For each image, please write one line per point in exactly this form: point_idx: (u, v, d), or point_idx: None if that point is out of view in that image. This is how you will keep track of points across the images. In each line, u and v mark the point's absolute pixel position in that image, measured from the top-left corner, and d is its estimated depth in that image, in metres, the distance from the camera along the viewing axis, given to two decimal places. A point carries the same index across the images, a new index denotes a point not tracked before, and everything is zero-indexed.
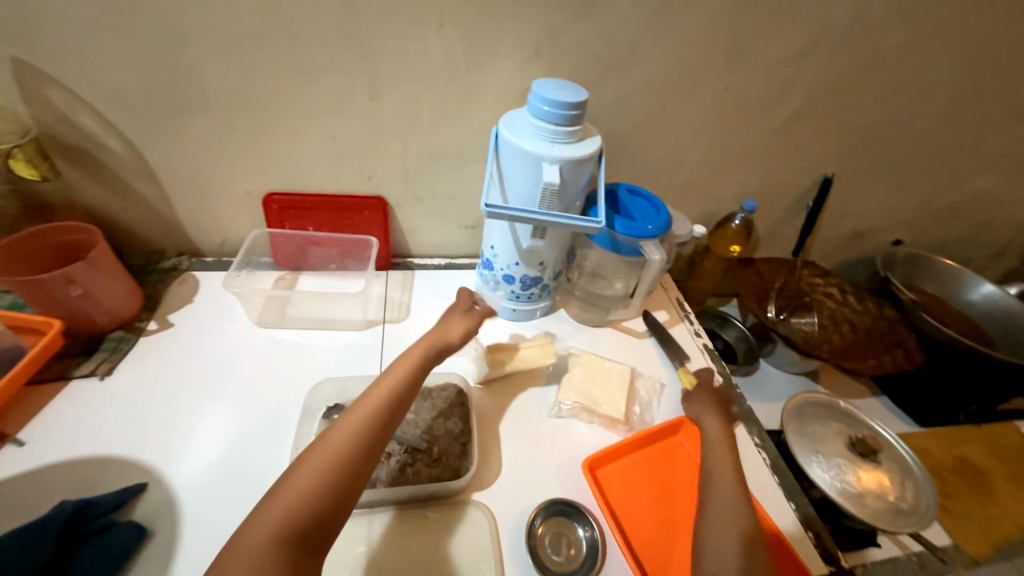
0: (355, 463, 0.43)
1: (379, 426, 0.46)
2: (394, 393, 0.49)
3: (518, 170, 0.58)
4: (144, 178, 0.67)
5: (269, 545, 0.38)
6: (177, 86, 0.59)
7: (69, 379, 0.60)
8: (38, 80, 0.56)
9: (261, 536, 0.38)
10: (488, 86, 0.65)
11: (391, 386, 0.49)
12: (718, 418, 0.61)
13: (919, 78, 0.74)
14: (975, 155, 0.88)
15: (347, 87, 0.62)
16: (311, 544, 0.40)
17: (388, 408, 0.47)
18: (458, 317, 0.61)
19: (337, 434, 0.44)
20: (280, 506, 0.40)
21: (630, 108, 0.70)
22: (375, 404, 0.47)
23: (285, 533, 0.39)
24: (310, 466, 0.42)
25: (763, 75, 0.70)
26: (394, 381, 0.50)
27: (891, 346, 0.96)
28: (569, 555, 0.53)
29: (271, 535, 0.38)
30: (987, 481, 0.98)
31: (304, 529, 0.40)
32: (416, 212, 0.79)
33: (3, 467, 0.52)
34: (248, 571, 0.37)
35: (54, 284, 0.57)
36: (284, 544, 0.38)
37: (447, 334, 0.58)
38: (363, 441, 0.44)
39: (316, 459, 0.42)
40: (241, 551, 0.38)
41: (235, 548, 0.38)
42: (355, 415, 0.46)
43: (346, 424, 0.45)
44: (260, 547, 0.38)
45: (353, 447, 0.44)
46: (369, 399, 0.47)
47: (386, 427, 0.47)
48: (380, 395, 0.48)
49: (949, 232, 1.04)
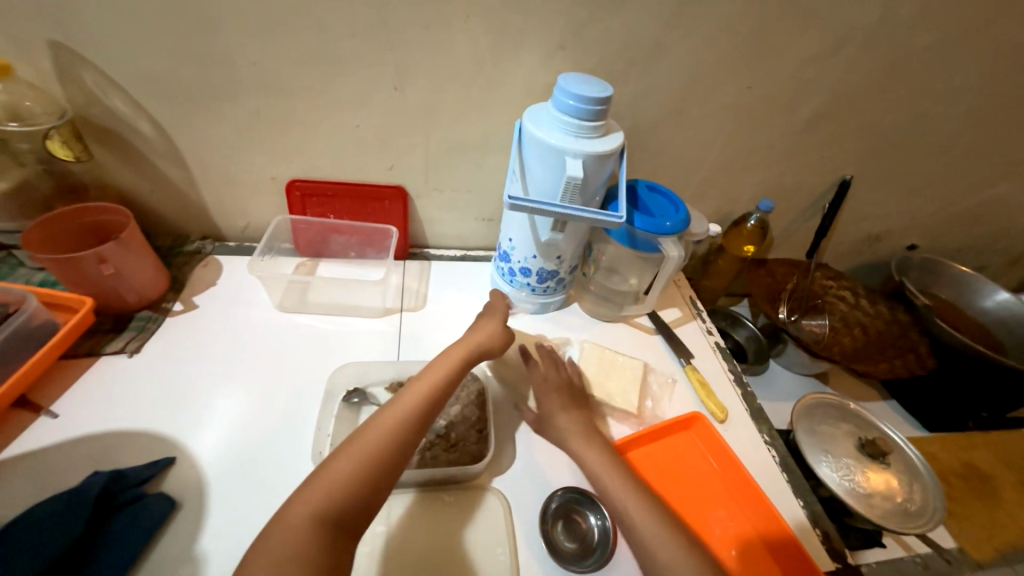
0: (391, 455, 0.46)
1: (414, 424, 0.49)
2: (429, 392, 0.51)
3: (541, 164, 0.59)
4: (173, 162, 0.69)
5: (310, 523, 0.40)
6: (207, 72, 0.61)
7: (98, 355, 0.62)
8: (74, 63, 0.58)
9: (302, 514, 0.40)
10: (512, 79, 0.65)
11: (426, 386, 0.52)
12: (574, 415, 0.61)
13: (944, 81, 0.74)
14: (997, 161, 0.87)
15: (373, 77, 0.63)
16: (347, 527, 0.42)
17: (423, 407, 0.50)
18: (493, 322, 0.64)
19: (374, 428, 0.47)
20: (321, 488, 0.42)
21: (651, 104, 0.71)
22: (411, 404, 0.50)
23: (325, 514, 0.41)
24: (348, 455, 0.45)
25: (785, 75, 0.70)
26: (430, 384, 0.52)
27: (902, 350, 0.97)
28: (581, 541, 0.54)
29: (312, 514, 0.40)
30: (995, 488, 0.98)
31: (342, 513, 0.42)
32: (434, 203, 0.80)
33: (39, 438, 0.54)
34: (291, 546, 0.39)
35: (87, 262, 0.59)
36: (324, 523, 0.41)
37: (490, 342, 0.61)
38: (399, 437, 0.47)
39: (354, 448, 0.45)
40: (280, 531, 0.39)
41: (277, 526, 0.40)
42: (393, 412, 0.49)
43: (384, 420, 0.48)
44: (301, 524, 0.40)
45: (390, 441, 0.46)
46: (405, 399, 0.50)
47: (420, 426, 0.49)
48: (416, 396, 0.51)
49: (965, 238, 1.03)
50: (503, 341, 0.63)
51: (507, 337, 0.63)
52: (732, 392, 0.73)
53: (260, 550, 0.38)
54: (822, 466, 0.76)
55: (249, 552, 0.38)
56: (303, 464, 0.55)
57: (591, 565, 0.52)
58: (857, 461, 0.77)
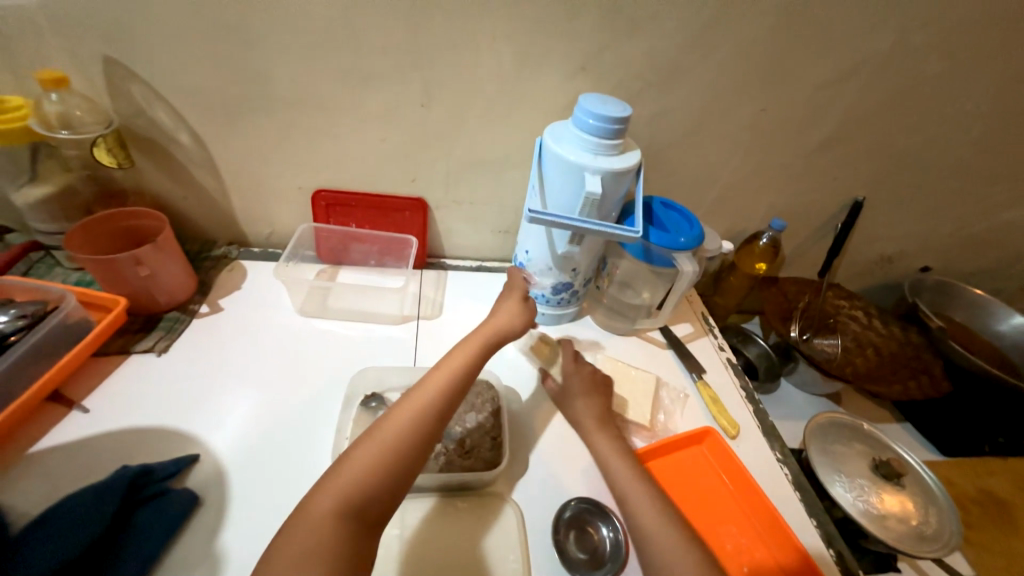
0: (409, 448, 0.47)
1: (431, 416, 0.49)
2: (447, 384, 0.52)
3: (560, 180, 0.61)
4: (207, 171, 0.72)
5: (334, 516, 0.41)
6: (246, 87, 0.64)
7: (129, 353, 0.64)
8: (124, 76, 0.61)
9: (326, 507, 0.41)
10: (534, 97, 0.68)
11: (443, 378, 0.52)
12: (593, 412, 0.63)
13: (956, 107, 0.75)
14: (1011, 185, 0.88)
15: (402, 94, 0.66)
16: (369, 519, 0.43)
17: (441, 400, 0.50)
18: (513, 300, 0.64)
19: (393, 421, 0.48)
20: (343, 481, 0.43)
21: (668, 124, 0.73)
22: (428, 395, 0.50)
23: (348, 506, 0.42)
24: (367, 450, 0.45)
25: (799, 98, 0.72)
26: (447, 374, 0.53)
27: (916, 371, 0.96)
28: (594, 552, 0.54)
29: (335, 508, 0.41)
30: (1013, 516, 0.96)
31: (364, 505, 0.43)
32: (453, 215, 0.82)
33: (70, 432, 0.56)
34: (316, 538, 0.40)
35: (124, 264, 0.61)
36: (347, 515, 0.42)
37: (511, 325, 0.61)
38: (418, 429, 0.48)
39: (374, 441, 0.46)
40: (305, 523, 0.40)
41: (302, 518, 0.41)
42: (410, 404, 0.49)
43: (404, 412, 0.48)
44: (324, 517, 0.41)
45: (408, 434, 0.47)
46: (423, 391, 0.51)
47: (438, 419, 0.50)
48: (433, 387, 0.51)
49: (979, 261, 1.03)
50: (525, 318, 0.63)
51: (528, 314, 0.63)
52: (744, 408, 0.73)
53: (286, 541, 0.39)
54: (835, 485, 0.75)
55: (275, 543, 0.40)
56: (323, 465, 0.56)
57: None
58: (872, 482, 0.76)
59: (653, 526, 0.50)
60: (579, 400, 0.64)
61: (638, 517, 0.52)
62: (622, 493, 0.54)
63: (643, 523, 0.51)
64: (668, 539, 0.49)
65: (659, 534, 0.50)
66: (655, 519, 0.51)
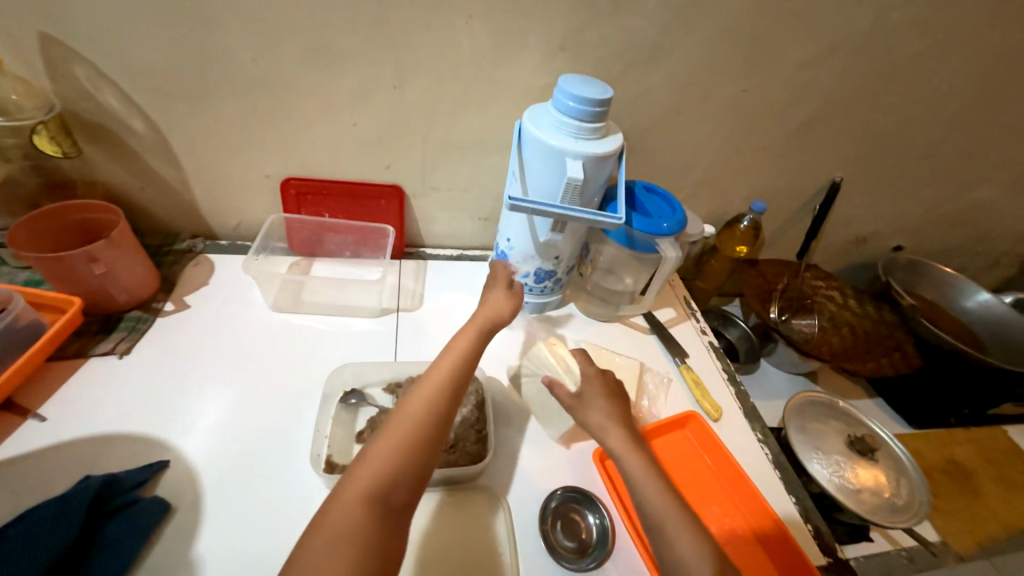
0: (429, 431, 0.45)
1: (446, 398, 0.48)
2: (458, 365, 0.50)
3: (541, 164, 0.59)
4: (165, 160, 0.67)
5: (362, 504, 0.40)
6: (203, 68, 0.59)
7: (87, 356, 0.60)
8: (64, 57, 0.56)
9: (353, 496, 0.40)
10: (512, 79, 0.65)
11: (455, 359, 0.51)
12: (604, 405, 0.57)
13: (931, 87, 0.76)
14: (980, 165, 0.90)
15: (372, 76, 0.63)
16: (397, 504, 0.41)
17: (454, 381, 0.49)
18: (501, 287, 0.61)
19: (409, 406, 0.46)
20: (368, 469, 0.42)
21: (649, 106, 0.71)
22: (440, 377, 0.49)
23: (375, 492, 0.41)
24: (388, 436, 0.44)
25: (780, 79, 0.71)
26: (455, 357, 0.51)
27: (889, 349, 0.99)
28: (580, 539, 0.54)
29: (361, 497, 0.40)
30: (976, 483, 1.01)
31: (390, 491, 0.41)
32: (431, 202, 0.79)
33: (26, 442, 0.52)
34: (346, 528, 0.38)
35: (77, 261, 0.57)
36: (374, 501, 0.40)
37: (499, 311, 0.57)
38: (435, 412, 0.46)
39: (394, 427, 0.44)
40: (334, 515, 0.39)
41: (330, 509, 0.40)
42: (426, 387, 0.48)
43: (417, 396, 0.47)
44: (352, 504, 0.40)
45: (427, 419, 0.46)
46: (435, 373, 0.49)
47: (453, 400, 0.48)
48: (444, 368, 0.50)
49: (947, 240, 1.06)
50: (512, 301, 0.59)
51: (517, 299, 0.60)
52: (726, 391, 0.74)
53: (315, 534, 0.38)
54: (813, 463, 0.77)
55: (305, 537, 0.38)
56: (303, 466, 0.55)
57: (591, 563, 0.52)
58: (847, 457, 0.79)
59: (660, 506, 0.49)
60: (586, 407, 0.57)
61: (645, 499, 0.50)
62: (635, 484, 0.51)
63: (650, 504, 0.49)
64: (673, 516, 0.49)
65: (667, 513, 0.49)
66: (663, 500, 0.50)
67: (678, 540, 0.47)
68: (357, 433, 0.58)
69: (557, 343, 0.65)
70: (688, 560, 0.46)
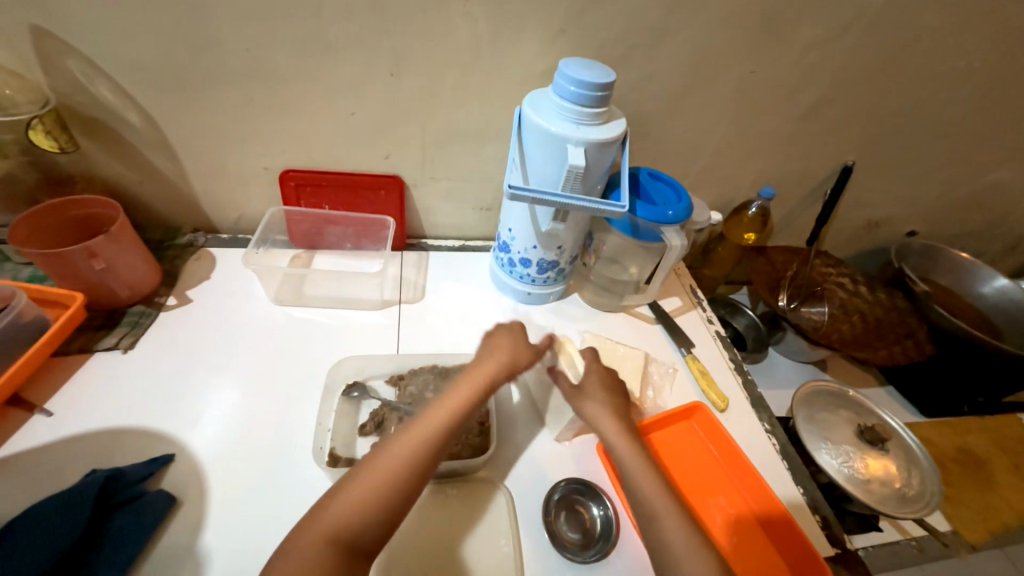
0: (408, 482, 0.45)
1: (432, 449, 0.47)
2: (453, 415, 0.50)
3: (542, 152, 0.57)
4: (163, 153, 0.67)
5: (323, 542, 0.41)
6: (196, 59, 0.58)
7: (92, 351, 0.60)
8: (57, 50, 0.55)
9: (317, 534, 0.41)
10: (512, 64, 0.63)
11: (450, 408, 0.50)
12: (608, 408, 0.55)
13: (950, 65, 0.73)
14: (1000, 147, 0.86)
15: (368, 64, 0.61)
16: (361, 550, 0.42)
17: (446, 432, 0.48)
18: (515, 332, 0.59)
19: (394, 448, 0.46)
20: (336, 508, 0.42)
21: (654, 90, 0.69)
22: (433, 424, 0.48)
23: (342, 535, 0.41)
24: (365, 480, 0.44)
25: (791, 59, 0.68)
26: (451, 406, 0.50)
27: (901, 336, 0.97)
28: (584, 531, 0.54)
29: (324, 536, 0.41)
30: (988, 471, 1.00)
31: (357, 536, 0.42)
32: (432, 192, 0.78)
33: (34, 437, 0.53)
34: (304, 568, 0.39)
35: (76, 257, 0.57)
36: (338, 544, 0.41)
37: (514, 359, 0.56)
38: (415, 462, 0.46)
39: (373, 471, 0.44)
40: (295, 552, 0.40)
41: (292, 545, 0.41)
42: (413, 433, 0.47)
43: (404, 440, 0.47)
44: (318, 542, 0.41)
45: (408, 469, 0.45)
46: (427, 419, 0.49)
47: (439, 451, 0.47)
48: (438, 415, 0.49)
49: (964, 225, 1.03)
50: (529, 355, 0.58)
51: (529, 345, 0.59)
52: (733, 380, 0.73)
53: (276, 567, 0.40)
54: (821, 453, 0.76)
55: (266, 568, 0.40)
56: (305, 459, 0.55)
57: (595, 556, 0.52)
58: (857, 448, 0.77)
59: (657, 501, 0.49)
60: (587, 398, 0.56)
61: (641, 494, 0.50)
62: (629, 475, 0.51)
63: (649, 500, 0.49)
64: (670, 513, 0.48)
65: (665, 509, 0.48)
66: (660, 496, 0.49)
67: (672, 538, 0.47)
68: (359, 425, 0.58)
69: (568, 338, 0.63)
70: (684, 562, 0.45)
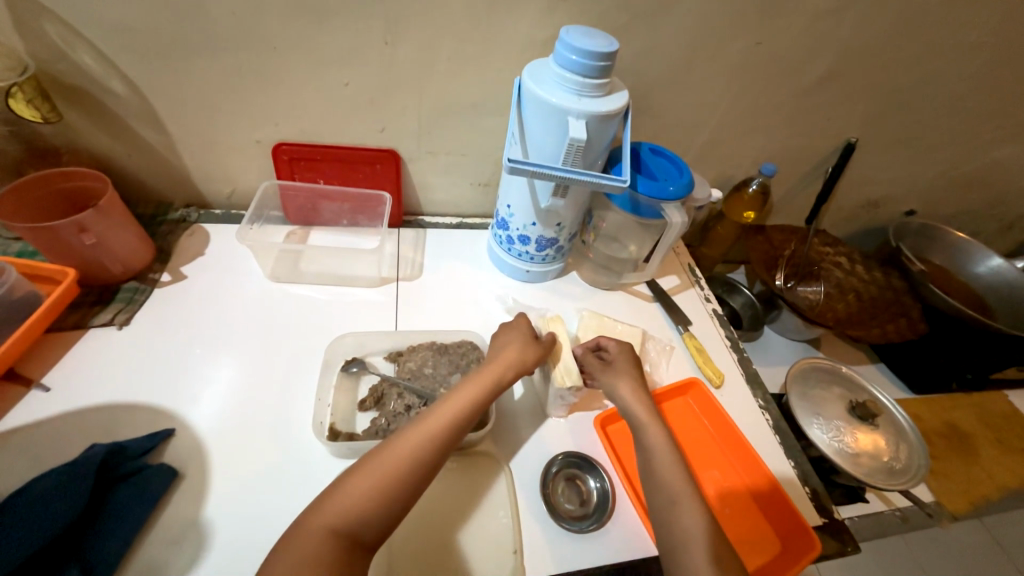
0: (408, 480, 0.45)
1: (435, 448, 0.47)
2: (456, 416, 0.50)
3: (542, 125, 0.56)
4: (150, 125, 0.65)
5: (326, 535, 0.41)
6: (180, 25, 0.56)
7: (87, 328, 0.60)
8: (33, 13, 0.53)
9: (320, 527, 0.41)
10: (511, 33, 0.61)
11: (453, 409, 0.50)
12: (631, 384, 0.59)
13: (959, 38, 0.71)
14: (1004, 124, 0.85)
15: (361, 32, 0.59)
16: (363, 544, 0.42)
17: (448, 432, 0.49)
18: (522, 337, 0.60)
19: (399, 445, 0.47)
20: (339, 502, 0.43)
21: (657, 61, 0.67)
22: (437, 425, 0.49)
23: (343, 528, 0.42)
24: (365, 476, 0.44)
25: (798, 31, 0.66)
26: (456, 408, 0.50)
27: (895, 314, 0.98)
28: (581, 502, 0.56)
29: (327, 530, 0.41)
30: (972, 445, 1.03)
31: (358, 530, 0.42)
32: (429, 167, 0.77)
33: (32, 411, 0.53)
34: (306, 561, 0.39)
35: (65, 232, 0.56)
36: (340, 537, 0.41)
37: (521, 360, 0.57)
38: (418, 462, 0.46)
39: (374, 466, 0.45)
40: (298, 544, 0.40)
41: (295, 536, 0.41)
42: (417, 432, 0.48)
43: (407, 439, 0.47)
44: (319, 533, 0.41)
45: (410, 467, 0.46)
46: (431, 419, 0.49)
47: (443, 450, 0.48)
48: (443, 415, 0.49)
49: (963, 203, 1.03)
50: (537, 353, 0.58)
51: (537, 349, 0.59)
52: (729, 358, 0.74)
53: (278, 558, 0.40)
54: (812, 428, 0.78)
55: (270, 558, 0.40)
56: (306, 434, 0.55)
57: (591, 525, 0.53)
58: (847, 423, 0.79)
59: (673, 480, 0.51)
60: (617, 377, 0.60)
61: (658, 472, 0.52)
62: (650, 450, 0.54)
63: (661, 474, 0.52)
64: (680, 493, 0.51)
65: (678, 484, 0.51)
66: (673, 470, 0.52)
67: (677, 514, 0.49)
68: (359, 400, 0.58)
69: (557, 321, 0.64)
70: (691, 540, 0.47)
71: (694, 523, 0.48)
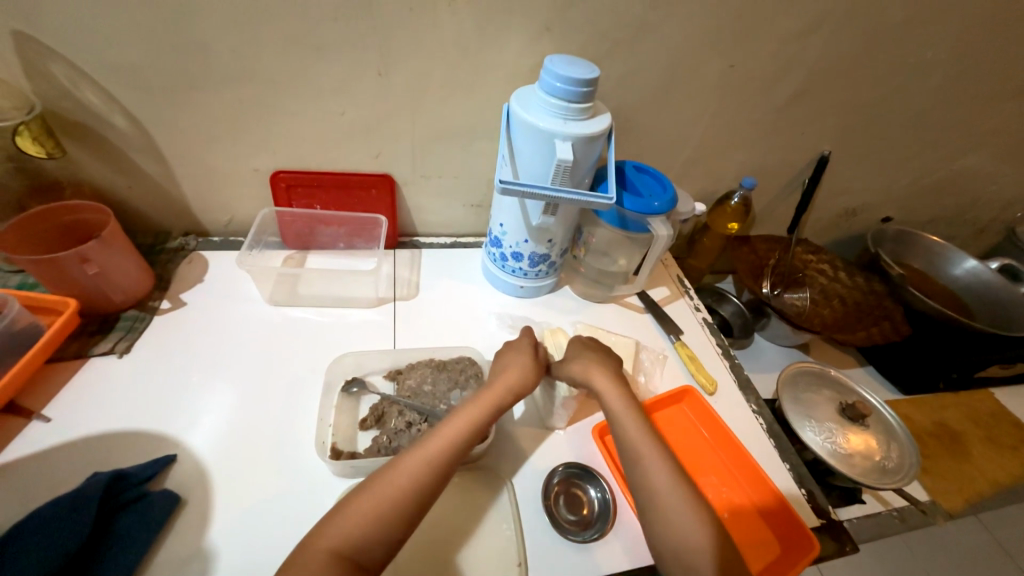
0: (409, 503, 0.46)
1: (434, 470, 0.48)
2: (455, 437, 0.51)
3: (531, 147, 0.59)
4: (151, 158, 0.67)
5: (329, 558, 0.42)
6: (184, 62, 0.59)
7: (87, 357, 0.60)
8: (40, 54, 0.55)
9: (323, 548, 0.42)
10: (500, 61, 0.65)
11: (453, 429, 0.51)
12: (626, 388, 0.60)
13: (917, 56, 0.76)
14: (968, 133, 0.90)
15: (357, 65, 0.62)
16: (364, 568, 0.42)
17: (448, 452, 0.49)
18: (522, 355, 0.61)
19: (402, 465, 0.48)
20: (343, 522, 0.44)
21: (637, 85, 0.71)
22: (436, 447, 0.49)
23: (344, 550, 0.42)
24: (367, 496, 0.45)
25: (766, 53, 0.71)
26: (455, 429, 0.51)
27: (879, 318, 1.01)
28: (582, 514, 0.56)
29: (331, 551, 0.42)
30: (963, 443, 1.05)
31: (359, 553, 0.43)
32: (423, 190, 0.79)
33: (32, 442, 0.53)
34: None
35: (68, 262, 0.57)
36: (342, 559, 0.42)
37: (518, 379, 0.58)
38: (418, 485, 0.47)
39: (376, 486, 0.46)
40: (301, 566, 0.41)
41: (300, 559, 0.41)
42: (418, 454, 0.48)
43: (408, 463, 0.48)
44: (318, 557, 0.42)
45: (411, 489, 0.46)
46: (431, 441, 0.50)
47: (444, 472, 0.48)
48: (444, 437, 0.50)
49: (935, 210, 1.08)
50: (534, 372, 0.60)
51: (535, 369, 0.60)
52: (722, 366, 0.76)
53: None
54: (806, 431, 0.80)
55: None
56: (308, 454, 0.56)
57: (593, 535, 0.54)
58: (839, 424, 0.81)
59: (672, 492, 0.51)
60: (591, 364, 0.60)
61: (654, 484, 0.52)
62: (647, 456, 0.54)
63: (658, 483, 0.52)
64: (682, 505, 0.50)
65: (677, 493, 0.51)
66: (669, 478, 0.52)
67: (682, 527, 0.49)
68: (360, 420, 0.59)
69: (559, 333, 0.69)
70: (695, 553, 0.47)
71: (699, 535, 0.48)
